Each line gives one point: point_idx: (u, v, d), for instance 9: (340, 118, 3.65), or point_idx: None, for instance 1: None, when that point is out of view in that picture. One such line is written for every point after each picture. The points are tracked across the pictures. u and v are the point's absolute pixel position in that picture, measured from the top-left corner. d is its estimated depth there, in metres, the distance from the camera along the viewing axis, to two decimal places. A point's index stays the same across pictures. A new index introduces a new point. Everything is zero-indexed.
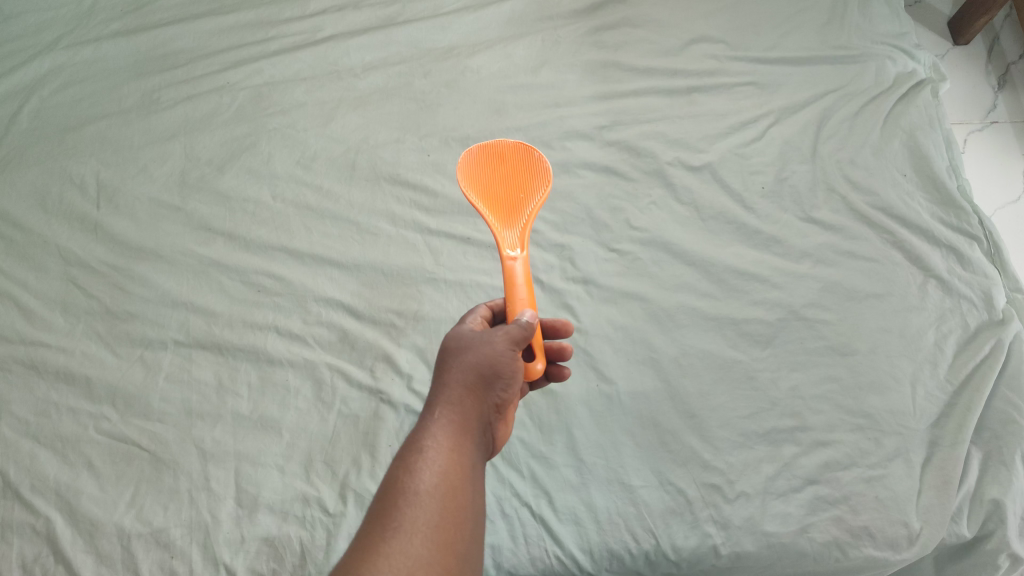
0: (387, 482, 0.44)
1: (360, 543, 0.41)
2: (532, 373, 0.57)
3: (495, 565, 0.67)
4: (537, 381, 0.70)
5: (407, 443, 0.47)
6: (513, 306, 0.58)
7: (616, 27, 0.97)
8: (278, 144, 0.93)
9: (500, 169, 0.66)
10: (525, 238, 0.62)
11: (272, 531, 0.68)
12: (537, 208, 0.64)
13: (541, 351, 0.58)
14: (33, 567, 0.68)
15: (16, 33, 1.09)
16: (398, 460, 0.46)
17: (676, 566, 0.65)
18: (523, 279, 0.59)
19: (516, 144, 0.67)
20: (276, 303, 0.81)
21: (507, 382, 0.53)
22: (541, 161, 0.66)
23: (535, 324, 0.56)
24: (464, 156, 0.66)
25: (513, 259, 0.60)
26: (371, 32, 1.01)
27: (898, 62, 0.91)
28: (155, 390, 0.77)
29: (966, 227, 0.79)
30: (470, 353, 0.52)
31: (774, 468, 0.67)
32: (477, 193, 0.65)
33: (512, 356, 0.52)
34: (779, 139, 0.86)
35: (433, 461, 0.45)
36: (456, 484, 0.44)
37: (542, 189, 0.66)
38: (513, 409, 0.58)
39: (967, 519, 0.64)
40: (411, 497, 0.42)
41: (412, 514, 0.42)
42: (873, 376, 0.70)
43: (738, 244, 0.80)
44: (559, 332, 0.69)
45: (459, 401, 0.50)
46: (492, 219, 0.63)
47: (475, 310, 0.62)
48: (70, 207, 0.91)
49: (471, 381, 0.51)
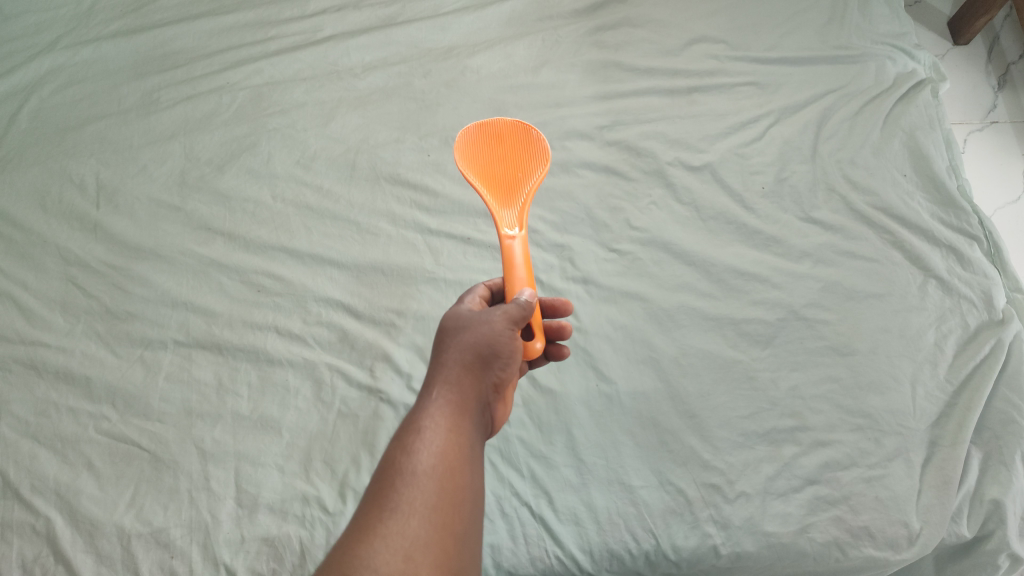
0: (385, 463, 0.44)
1: (357, 524, 0.41)
2: (531, 352, 0.57)
3: (495, 564, 0.67)
4: (536, 361, 0.70)
5: (406, 423, 0.47)
6: (513, 286, 0.58)
7: (616, 27, 0.97)
8: (278, 143, 0.93)
9: (499, 149, 0.66)
10: (524, 217, 0.62)
11: (272, 531, 0.68)
12: (536, 187, 0.64)
13: (541, 331, 0.58)
14: (33, 567, 0.68)
15: (15, 32, 1.09)
16: (396, 440, 0.46)
17: (676, 566, 0.65)
18: (522, 259, 0.59)
19: (514, 123, 0.66)
20: (275, 303, 0.81)
21: (506, 362, 0.53)
22: (539, 141, 0.66)
23: (534, 303, 0.56)
24: (461, 136, 0.66)
25: (512, 238, 0.59)
26: (370, 32, 1.01)
27: (898, 63, 0.91)
28: (155, 390, 0.77)
29: (966, 228, 0.79)
30: (468, 334, 0.52)
31: (774, 468, 0.67)
32: (475, 173, 0.65)
33: (511, 335, 0.53)
34: (779, 138, 0.86)
35: (431, 441, 0.45)
36: (454, 463, 0.44)
37: (541, 168, 0.66)
38: (512, 389, 0.58)
39: (966, 518, 0.64)
40: (408, 477, 0.43)
41: (410, 494, 0.42)
42: (873, 376, 0.70)
43: (737, 243, 0.80)
44: (559, 311, 0.68)
45: (457, 380, 0.50)
46: (491, 199, 0.63)
47: (474, 290, 0.62)
48: (70, 207, 0.91)
49: (469, 361, 0.51)
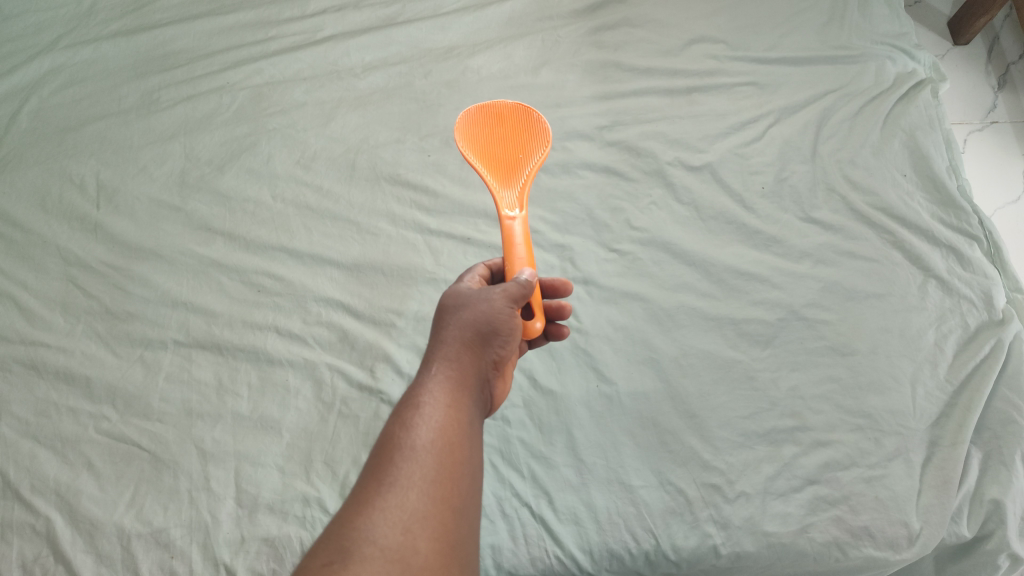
0: (384, 438, 0.45)
1: (356, 498, 0.41)
2: (530, 332, 0.57)
3: (495, 565, 0.67)
4: (536, 341, 0.70)
5: (405, 400, 0.47)
6: (513, 266, 0.58)
7: (616, 27, 0.98)
8: (278, 143, 0.93)
9: (498, 130, 0.66)
10: (523, 198, 0.62)
11: (272, 531, 0.68)
12: (536, 167, 0.65)
13: (541, 310, 0.58)
14: (33, 567, 0.68)
15: (16, 32, 1.09)
16: (395, 416, 0.46)
17: (676, 566, 0.65)
18: (522, 238, 0.59)
19: (515, 105, 0.67)
20: (275, 303, 0.81)
21: (505, 340, 0.53)
22: (539, 122, 0.67)
23: (534, 282, 0.56)
24: (461, 116, 0.67)
25: (512, 219, 0.59)
26: (370, 32, 1.01)
27: (897, 63, 0.91)
28: (155, 390, 0.77)
29: (965, 227, 0.79)
30: (467, 311, 0.52)
31: (774, 468, 0.67)
32: (476, 153, 0.65)
33: (510, 313, 0.53)
34: (779, 139, 0.86)
35: (430, 417, 0.45)
36: (453, 439, 0.45)
37: (542, 148, 0.66)
38: (511, 367, 0.58)
39: (966, 518, 0.64)
40: (408, 452, 0.43)
41: (409, 469, 0.42)
42: (874, 376, 0.70)
43: (737, 243, 0.80)
44: (558, 290, 0.69)
45: (456, 357, 0.51)
46: (492, 179, 0.64)
47: (473, 269, 0.62)
48: (70, 207, 0.91)
49: (468, 338, 0.51)
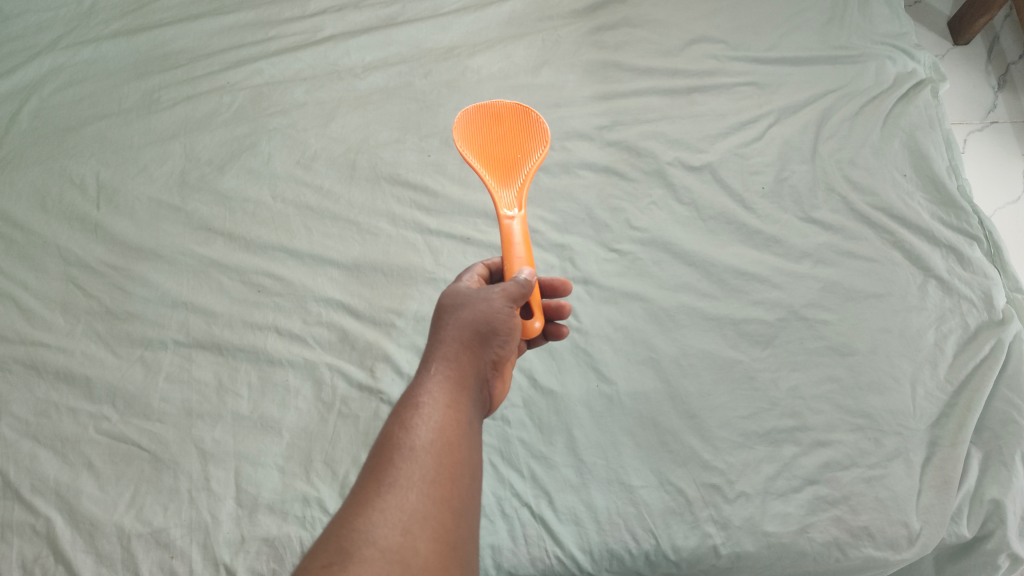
0: (383, 438, 0.45)
1: (355, 498, 0.41)
2: (529, 331, 0.57)
3: (495, 565, 0.67)
4: (536, 341, 0.70)
5: (404, 400, 0.47)
6: (512, 265, 0.58)
7: (616, 27, 0.98)
8: (278, 143, 0.93)
9: (497, 130, 0.66)
10: (523, 198, 0.62)
11: (272, 531, 0.68)
12: (535, 167, 0.65)
13: (540, 310, 0.58)
14: (33, 567, 0.68)
15: (15, 32, 1.09)
16: (394, 417, 0.46)
17: (676, 566, 0.65)
18: (521, 238, 0.59)
19: (514, 105, 0.67)
20: (275, 303, 0.81)
21: (504, 339, 0.53)
22: (538, 122, 0.67)
23: (533, 282, 0.56)
24: (460, 116, 0.67)
25: (511, 218, 0.59)
26: (370, 32, 1.01)
27: (897, 63, 0.91)
28: (155, 390, 0.77)
29: (965, 227, 0.79)
30: (466, 311, 0.52)
31: (774, 468, 0.67)
32: (475, 153, 0.65)
33: (509, 313, 0.53)
34: (779, 139, 0.86)
35: (429, 417, 0.45)
36: (453, 440, 0.45)
37: (541, 148, 0.66)
38: (510, 367, 0.58)
39: (966, 518, 0.64)
40: (407, 452, 0.43)
41: (409, 469, 0.42)
42: (873, 376, 0.70)
43: (737, 243, 0.80)
44: (558, 290, 0.69)
45: (455, 356, 0.51)
46: (491, 179, 0.64)
47: (472, 268, 0.62)
48: (70, 207, 0.91)
49: (467, 337, 0.51)
